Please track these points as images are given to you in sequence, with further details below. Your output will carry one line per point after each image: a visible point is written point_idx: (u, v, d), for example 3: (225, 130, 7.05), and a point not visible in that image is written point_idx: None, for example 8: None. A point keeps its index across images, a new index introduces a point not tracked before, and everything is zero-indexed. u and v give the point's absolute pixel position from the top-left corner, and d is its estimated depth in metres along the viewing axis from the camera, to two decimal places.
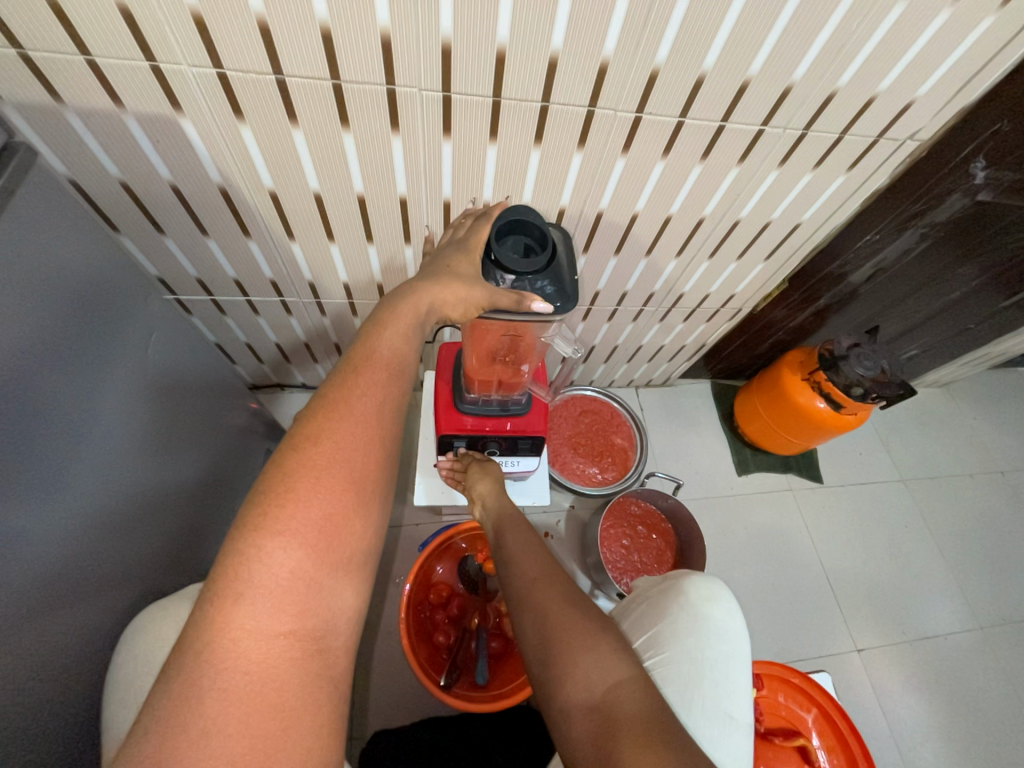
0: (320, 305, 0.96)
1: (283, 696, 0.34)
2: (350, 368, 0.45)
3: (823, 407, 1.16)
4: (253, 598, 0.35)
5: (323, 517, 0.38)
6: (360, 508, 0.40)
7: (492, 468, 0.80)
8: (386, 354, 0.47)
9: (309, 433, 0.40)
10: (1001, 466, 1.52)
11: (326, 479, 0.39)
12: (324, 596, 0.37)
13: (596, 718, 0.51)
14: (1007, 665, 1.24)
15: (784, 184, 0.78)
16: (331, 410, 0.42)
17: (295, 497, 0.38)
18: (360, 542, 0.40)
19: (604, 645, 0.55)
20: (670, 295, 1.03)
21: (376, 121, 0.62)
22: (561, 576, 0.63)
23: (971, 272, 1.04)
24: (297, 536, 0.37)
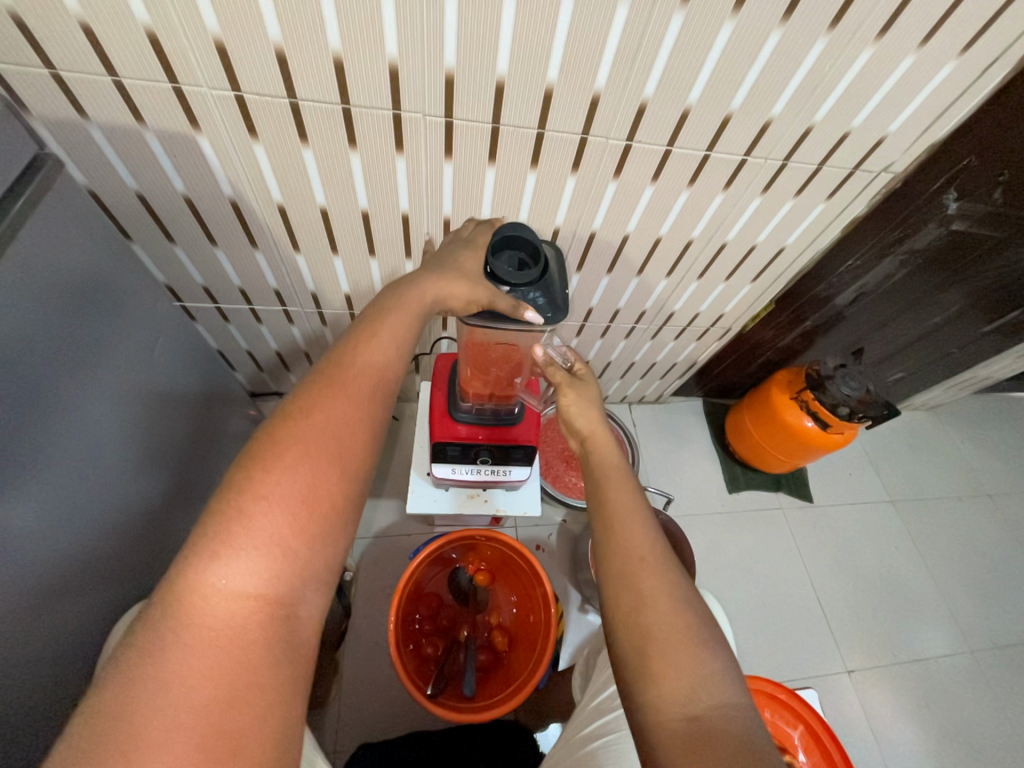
0: (321, 314, 0.99)
1: (246, 655, 0.35)
2: (329, 366, 0.46)
3: (812, 426, 1.18)
4: (232, 555, 0.37)
5: (305, 489, 0.40)
6: (340, 487, 0.42)
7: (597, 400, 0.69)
8: (384, 343, 0.49)
9: (301, 408, 0.43)
10: (989, 489, 1.54)
11: (312, 453, 0.41)
12: (297, 563, 0.39)
13: (689, 727, 0.46)
14: (998, 691, 1.23)
15: (768, 210, 0.82)
16: (307, 403, 0.43)
17: (266, 486, 0.39)
18: (338, 519, 0.41)
19: (712, 661, 0.49)
20: (661, 313, 1.06)
21: (382, 143, 0.66)
22: (668, 564, 0.56)
23: (952, 298, 1.08)
24: (279, 503, 0.39)
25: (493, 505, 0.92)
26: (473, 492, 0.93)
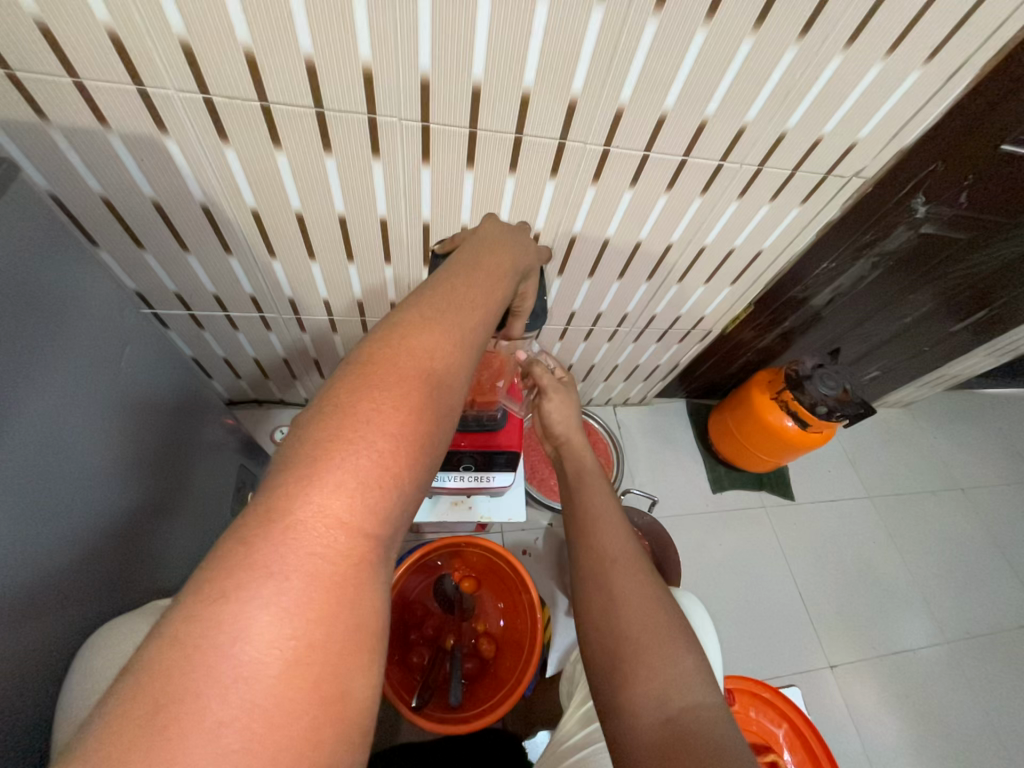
0: (300, 321, 0.97)
1: (350, 596, 0.29)
2: (418, 305, 0.40)
3: (791, 425, 1.20)
4: (340, 476, 0.31)
5: (414, 415, 0.35)
6: (443, 422, 0.37)
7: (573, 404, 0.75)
8: (480, 283, 0.46)
9: (411, 326, 0.38)
10: (962, 483, 1.58)
11: (418, 377, 0.36)
12: (401, 498, 0.33)
13: (664, 729, 0.45)
14: (974, 680, 1.26)
15: (744, 214, 0.84)
16: (390, 355, 0.36)
17: (356, 445, 0.32)
18: (438, 458, 0.37)
19: (686, 660, 0.49)
20: (643, 316, 1.07)
21: (358, 147, 0.65)
22: (640, 565, 0.59)
23: (923, 298, 1.11)
24: (389, 425, 0.33)
25: (478, 512, 0.92)
26: (457, 499, 0.92)
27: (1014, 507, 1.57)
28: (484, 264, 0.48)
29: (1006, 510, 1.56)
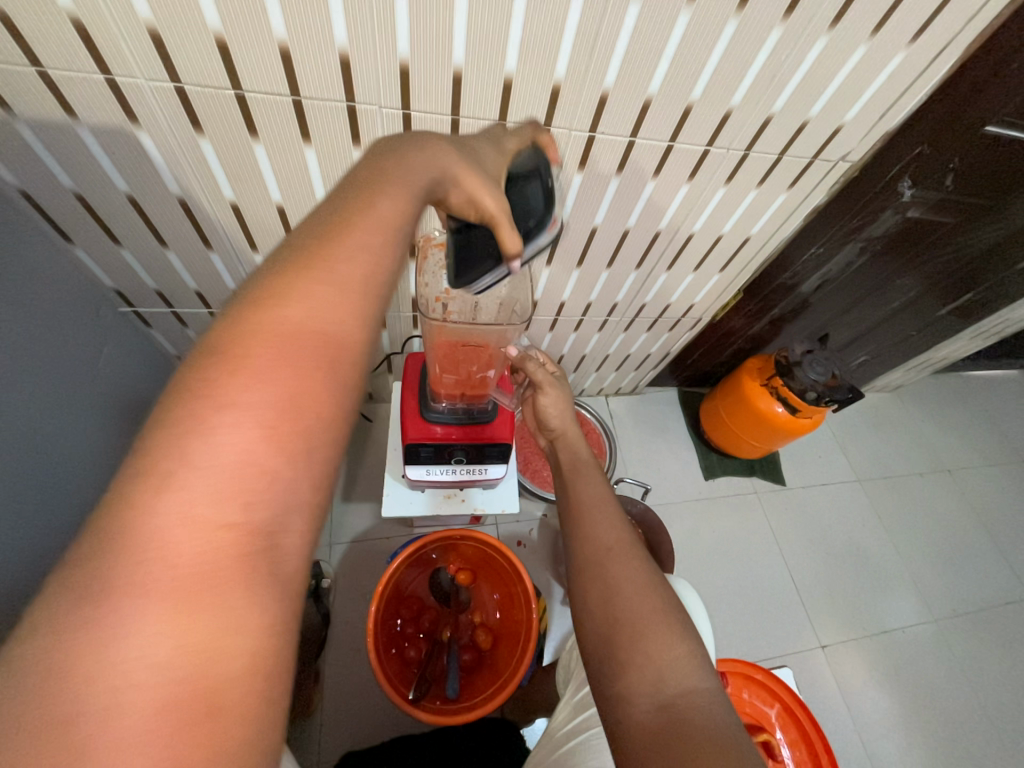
0: None
1: (223, 605, 0.26)
2: (289, 258, 0.33)
3: (781, 411, 1.21)
4: (185, 477, 0.26)
5: (285, 393, 0.30)
6: (330, 390, 0.32)
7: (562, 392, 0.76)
8: (388, 209, 0.36)
9: (275, 284, 0.32)
10: (948, 465, 1.61)
11: (287, 348, 0.31)
12: (278, 487, 0.29)
13: (660, 715, 0.45)
14: (960, 655, 1.30)
15: (731, 200, 0.83)
16: (256, 317, 0.31)
17: (205, 441, 0.27)
18: (328, 431, 0.32)
19: (681, 646, 0.49)
20: (632, 305, 1.07)
21: (338, 136, 0.64)
22: (635, 554, 0.59)
23: (911, 282, 1.12)
24: (248, 411, 0.29)
25: (471, 504, 0.92)
26: (449, 492, 0.92)
27: (998, 486, 1.60)
28: (388, 181, 0.37)
29: (991, 489, 1.59)
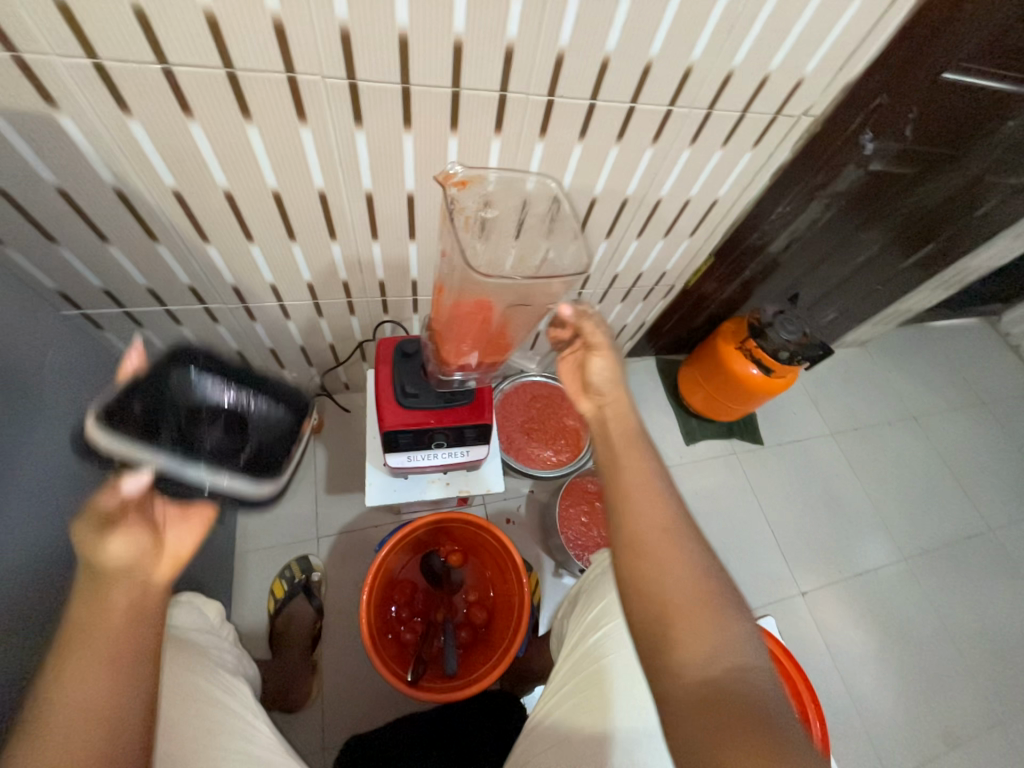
0: (248, 310, 0.92)
1: (116, 716, 0.38)
2: (115, 482, 0.48)
3: (756, 372, 1.23)
4: (81, 644, 0.39)
5: (142, 562, 0.45)
6: (162, 561, 0.47)
7: (597, 356, 0.67)
8: (140, 587, 0.44)
9: (117, 497, 0.47)
10: (914, 412, 1.68)
11: (138, 532, 0.46)
12: (140, 631, 0.42)
13: (702, 690, 0.45)
14: (929, 589, 1.38)
15: (697, 162, 0.82)
16: (111, 524, 0.45)
17: (92, 611, 0.41)
18: (165, 585, 0.46)
19: (730, 629, 0.48)
20: (605, 276, 1.06)
21: (281, 112, 0.60)
22: (687, 529, 0.54)
23: (874, 235, 1.13)
24: (118, 582, 0.43)
25: (455, 487, 0.92)
26: (433, 477, 0.92)
27: (961, 430, 1.68)
28: (118, 539, 0.45)
29: (954, 433, 1.67)
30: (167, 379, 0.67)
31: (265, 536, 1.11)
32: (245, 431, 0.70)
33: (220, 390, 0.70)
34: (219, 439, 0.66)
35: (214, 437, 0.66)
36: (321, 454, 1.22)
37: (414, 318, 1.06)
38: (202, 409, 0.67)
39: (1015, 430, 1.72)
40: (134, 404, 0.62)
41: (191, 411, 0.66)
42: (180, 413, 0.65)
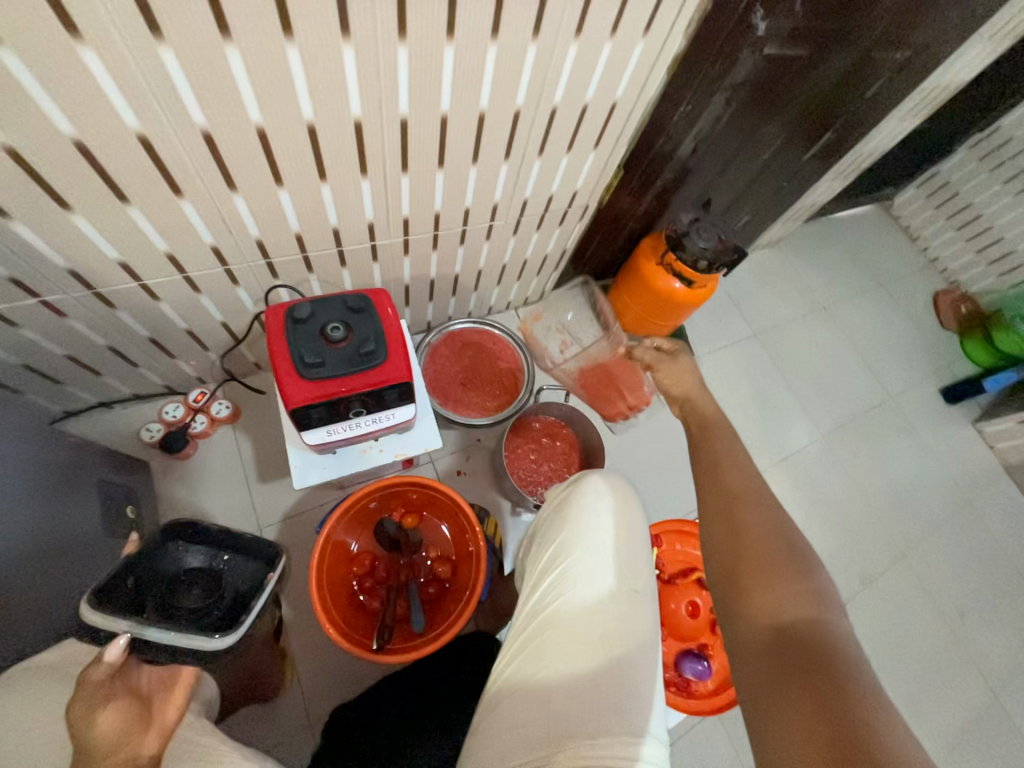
0: (100, 294, 0.79)
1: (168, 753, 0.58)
2: (84, 693, 0.58)
3: (679, 286, 1.24)
4: (118, 734, 0.56)
5: (119, 686, 0.61)
6: (138, 681, 0.64)
7: (692, 373, 0.85)
8: (142, 678, 0.65)
9: (96, 694, 0.58)
10: (824, 303, 1.79)
11: (113, 688, 0.60)
12: (160, 703, 0.63)
13: (774, 633, 0.55)
14: (843, 458, 1.55)
15: (588, 59, 0.74)
16: (94, 692, 0.58)
17: (109, 712, 0.57)
18: (154, 687, 0.65)
19: (813, 579, 0.58)
20: (514, 204, 0.99)
21: (41, 26, 0.48)
22: (764, 500, 0.67)
23: (775, 129, 1.12)
24: (116, 697, 0.59)
25: (391, 452, 0.88)
26: (365, 445, 0.87)
27: (863, 313, 1.82)
28: (95, 686, 0.59)
29: (858, 317, 1.81)
30: (159, 552, 0.83)
31: None
32: (220, 587, 0.83)
33: (199, 558, 0.85)
34: (196, 600, 0.80)
35: (192, 599, 0.79)
36: (245, 441, 1.13)
37: (311, 277, 0.95)
38: (185, 578, 0.82)
39: (908, 306, 1.88)
40: (128, 581, 0.75)
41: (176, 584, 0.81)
42: (166, 590, 0.79)
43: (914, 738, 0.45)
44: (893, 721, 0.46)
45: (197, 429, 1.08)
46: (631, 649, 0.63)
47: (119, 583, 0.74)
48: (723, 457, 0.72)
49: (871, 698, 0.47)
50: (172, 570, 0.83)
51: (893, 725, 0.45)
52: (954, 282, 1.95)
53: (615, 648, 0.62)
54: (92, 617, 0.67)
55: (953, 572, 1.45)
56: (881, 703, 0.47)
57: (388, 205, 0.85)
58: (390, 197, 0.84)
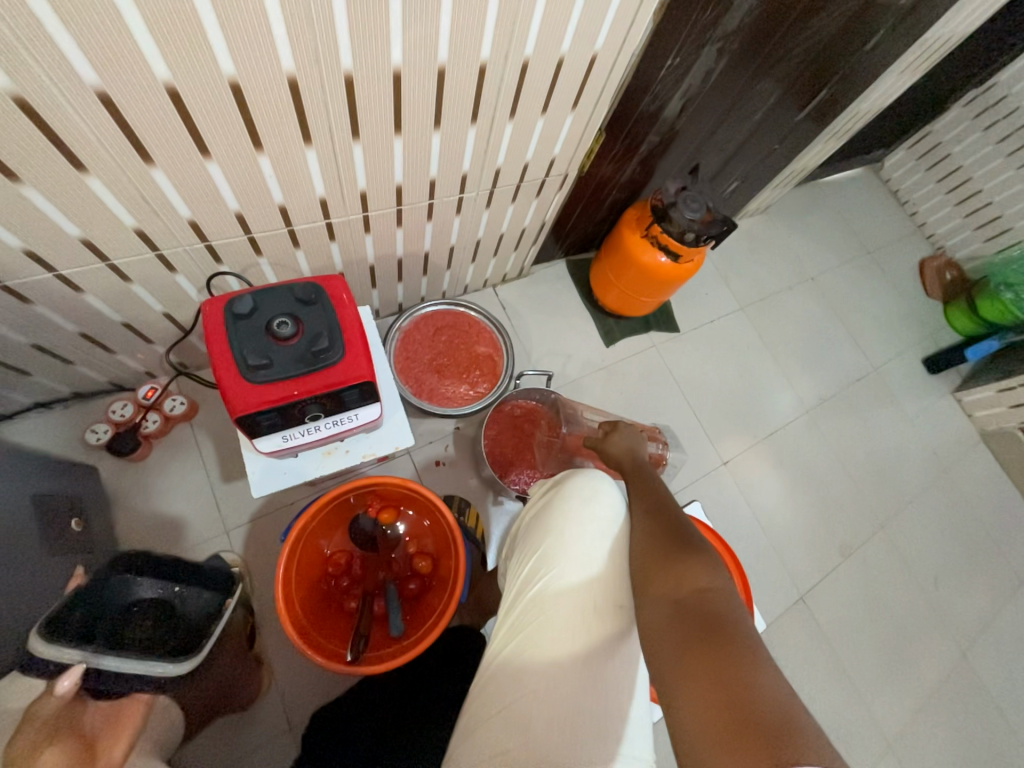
0: (8, 287, 0.69)
1: None
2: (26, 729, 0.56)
3: (665, 260, 1.17)
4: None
5: (62, 727, 0.59)
6: (85, 720, 0.62)
7: (638, 439, 0.87)
8: (89, 714, 0.63)
9: (41, 733, 0.56)
10: (812, 273, 1.74)
11: (56, 730, 0.58)
12: (104, 742, 0.61)
13: (672, 611, 0.55)
14: (828, 433, 1.54)
15: (562, 3, 0.64)
16: (35, 732, 0.56)
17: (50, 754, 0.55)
18: (101, 723, 0.63)
19: (709, 557, 0.59)
20: (485, 174, 0.89)
21: None
22: (668, 501, 0.70)
23: (768, 86, 1.03)
24: (58, 741, 0.57)
25: (358, 452, 0.81)
26: (330, 446, 0.81)
27: (850, 283, 1.78)
28: (37, 726, 0.57)
29: (845, 287, 1.76)
30: (106, 586, 0.74)
31: (161, 542, 0.97)
32: (174, 617, 0.77)
33: (153, 588, 0.78)
34: (147, 631, 0.73)
35: (144, 630, 0.73)
36: (204, 439, 1.05)
37: (261, 260, 0.86)
38: (136, 608, 0.75)
39: (895, 275, 1.84)
40: (75, 615, 0.66)
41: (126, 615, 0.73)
42: (116, 620, 0.71)
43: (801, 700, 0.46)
44: (779, 681, 0.47)
45: (150, 428, 0.99)
46: (609, 663, 0.62)
47: (66, 617, 0.65)
48: (643, 485, 0.75)
49: (761, 660, 0.48)
50: (121, 602, 0.74)
51: (781, 686, 0.46)
52: (942, 248, 1.91)
53: (596, 664, 0.61)
54: (47, 652, 0.60)
55: (929, 541, 1.48)
56: (770, 666, 0.48)
57: (341, 178, 0.75)
58: (342, 168, 0.74)
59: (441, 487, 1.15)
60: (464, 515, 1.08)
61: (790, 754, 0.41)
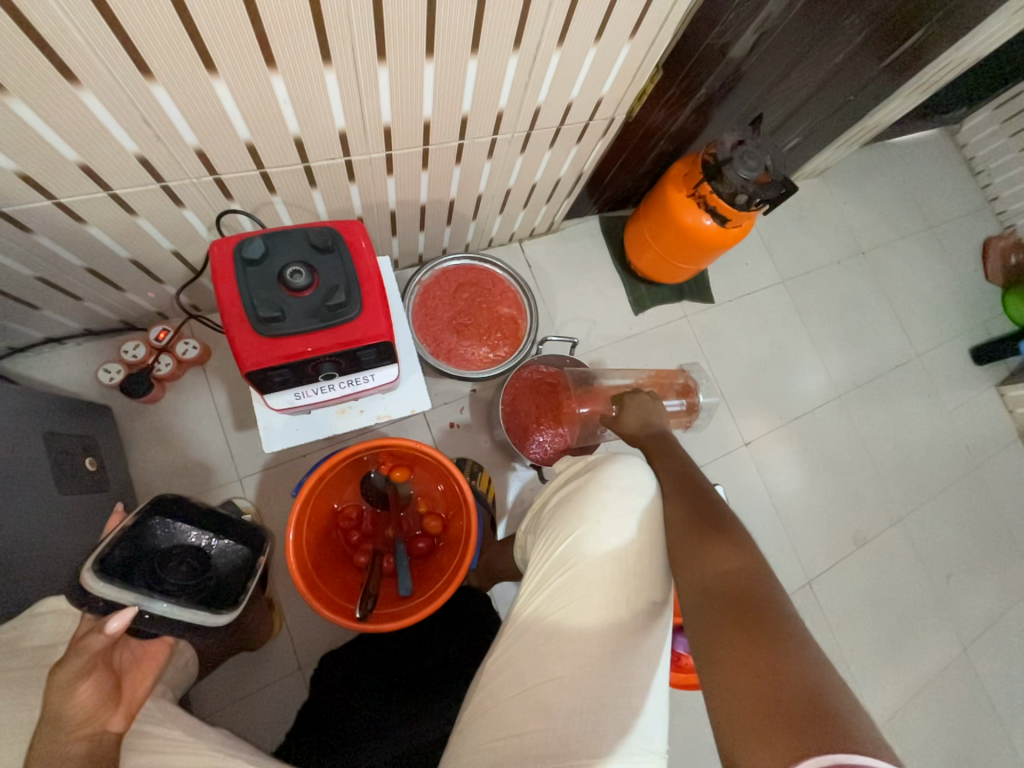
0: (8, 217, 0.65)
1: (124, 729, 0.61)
2: (67, 662, 0.60)
3: (710, 224, 1.06)
4: (89, 707, 0.59)
5: (101, 661, 0.63)
6: (119, 657, 0.67)
7: (651, 406, 0.84)
8: (122, 654, 0.68)
9: (80, 667, 0.60)
10: (864, 247, 1.60)
11: (96, 664, 0.62)
12: (132, 677, 0.67)
13: (701, 596, 0.54)
14: (858, 419, 1.47)
15: None
16: (76, 665, 0.60)
17: (86, 686, 0.59)
18: (133, 659, 0.69)
19: (731, 537, 0.57)
20: (523, 114, 0.79)
21: None
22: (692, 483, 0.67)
23: (856, 24, 0.88)
24: (96, 673, 0.61)
25: (372, 413, 0.78)
26: (343, 405, 0.78)
27: (905, 260, 1.64)
28: (77, 661, 0.60)
29: (899, 264, 1.63)
30: (147, 526, 0.70)
31: (176, 486, 0.98)
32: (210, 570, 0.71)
33: (193, 534, 0.74)
34: (182, 579, 0.68)
35: (180, 577, 0.68)
36: (217, 386, 1.03)
37: (275, 199, 0.79)
38: (175, 550, 0.69)
39: (954, 254, 1.69)
40: (117, 552, 0.65)
41: (166, 556, 0.68)
42: (155, 562, 0.67)
43: (833, 682, 0.44)
44: (808, 656, 0.46)
45: (162, 372, 0.97)
46: (632, 661, 0.60)
47: (110, 554, 0.65)
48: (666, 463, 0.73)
49: (792, 643, 0.46)
50: (163, 543, 0.71)
51: (811, 659, 0.45)
52: (1011, 226, 1.74)
53: (619, 661, 0.59)
54: (97, 590, 0.62)
55: (948, 537, 1.44)
56: (801, 640, 0.47)
57: (364, 109, 0.67)
58: (365, 96, 0.65)
59: (454, 449, 1.13)
60: (475, 480, 1.07)
61: (822, 733, 0.40)
